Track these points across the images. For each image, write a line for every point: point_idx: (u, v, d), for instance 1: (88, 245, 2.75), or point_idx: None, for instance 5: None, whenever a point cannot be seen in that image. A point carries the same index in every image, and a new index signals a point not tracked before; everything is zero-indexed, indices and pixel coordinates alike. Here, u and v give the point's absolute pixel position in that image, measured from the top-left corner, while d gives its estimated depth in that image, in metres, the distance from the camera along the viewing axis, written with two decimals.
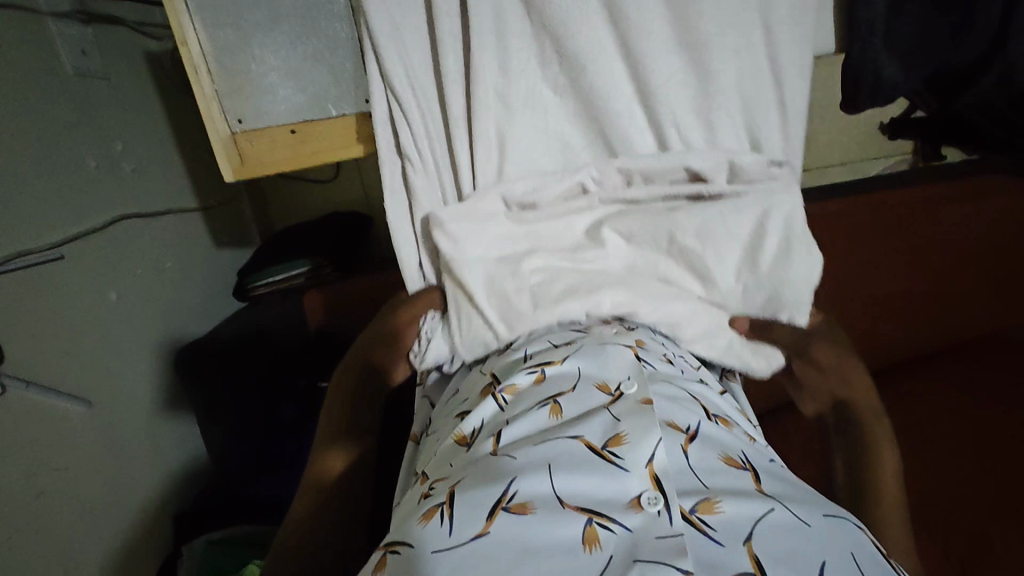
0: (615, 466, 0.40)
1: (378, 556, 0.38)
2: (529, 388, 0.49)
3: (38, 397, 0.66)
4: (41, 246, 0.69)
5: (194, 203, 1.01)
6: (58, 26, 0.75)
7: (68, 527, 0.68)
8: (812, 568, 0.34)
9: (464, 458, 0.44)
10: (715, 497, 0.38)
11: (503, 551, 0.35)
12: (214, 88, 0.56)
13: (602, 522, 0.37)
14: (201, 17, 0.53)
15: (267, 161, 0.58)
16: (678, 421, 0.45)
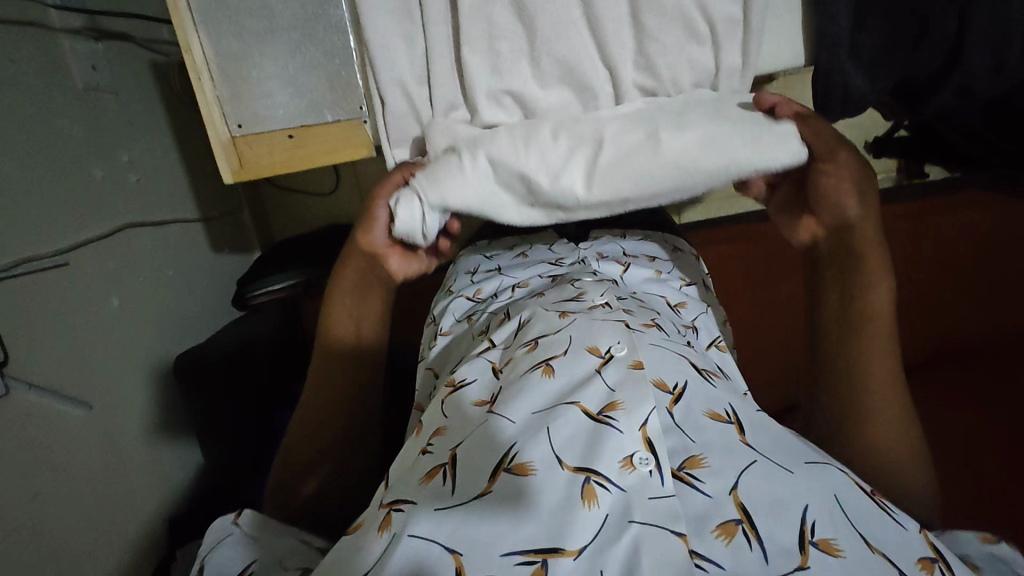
0: (608, 427, 0.42)
1: (383, 514, 0.41)
2: (523, 356, 0.53)
3: (39, 398, 0.67)
4: (47, 252, 0.71)
5: (196, 213, 1.03)
6: (68, 42, 0.78)
7: (68, 527, 0.69)
8: (794, 513, 0.37)
9: (463, 419, 0.48)
10: (700, 454, 0.41)
11: (501, 513, 0.37)
12: (216, 93, 0.59)
13: (599, 481, 0.39)
14: (203, 25, 0.57)
15: (265, 164, 0.62)
16: (665, 380, 0.47)
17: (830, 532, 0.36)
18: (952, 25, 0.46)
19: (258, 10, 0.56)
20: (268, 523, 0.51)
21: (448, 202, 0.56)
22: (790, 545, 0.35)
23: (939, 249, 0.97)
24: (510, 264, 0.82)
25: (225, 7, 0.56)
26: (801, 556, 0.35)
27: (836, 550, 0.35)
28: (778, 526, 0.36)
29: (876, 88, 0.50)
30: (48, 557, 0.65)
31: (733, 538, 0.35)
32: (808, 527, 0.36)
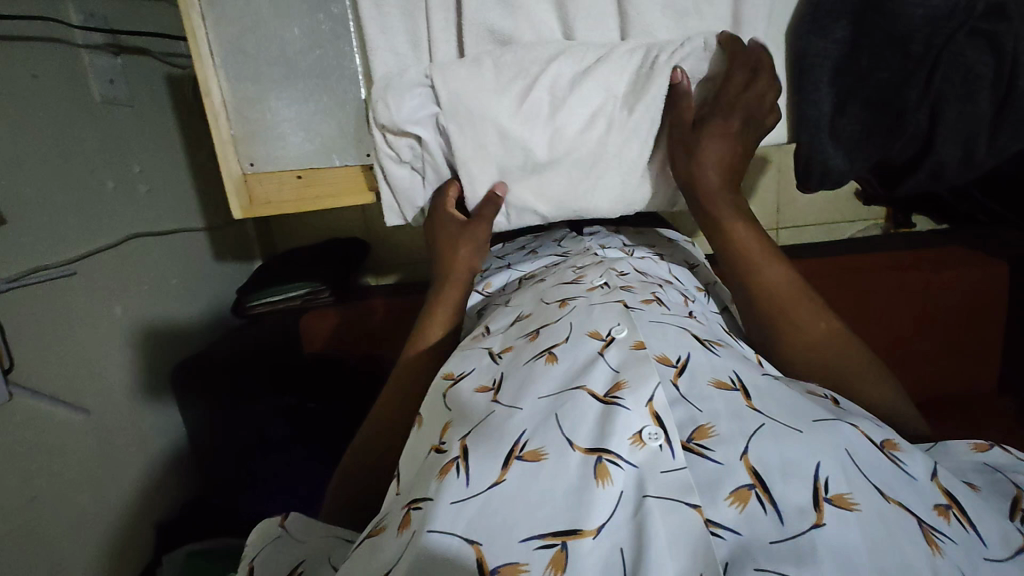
0: (617, 406, 0.45)
1: (402, 514, 0.43)
2: (524, 344, 0.56)
3: (43, 403, 0.69)
4: (57, 262, 0.73)
5: (201, 224, 1.06)
6: (88, 57, 0.81)
7: (62, 529, 0.71)
8: (808, 472, 0.40)
9: (465, 409, 0.50)
10: (708, 424, 0.43)
11: (521, 493, 0.40)
12: (232, 133, 0.64)
13: (610, 459, 0.41)
14: (224, 72, 0.61)
15: (274, 200, 0.67)
16: (669, 355, 0.51)
17: (843, 487, 0.39)
18: (925, 123, 0.57)
19: (278, 62, 0.61)
20: (312, 527, 0.51)
21: (447, 83, 0.60)
22: (807, 503, 0.38)
23: (950, 297, 0.96)
24: (520, 259, 0.83)
25: (246, 57, 0.61)
26: (816, 513, 0.37)
27: (850, 504, 0.38)
28: (791, 486, 0.39)
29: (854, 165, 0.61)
30: (41, 560, 0.67)
31: (747, 503, 0.38)
32: (822, 484, 0.39)
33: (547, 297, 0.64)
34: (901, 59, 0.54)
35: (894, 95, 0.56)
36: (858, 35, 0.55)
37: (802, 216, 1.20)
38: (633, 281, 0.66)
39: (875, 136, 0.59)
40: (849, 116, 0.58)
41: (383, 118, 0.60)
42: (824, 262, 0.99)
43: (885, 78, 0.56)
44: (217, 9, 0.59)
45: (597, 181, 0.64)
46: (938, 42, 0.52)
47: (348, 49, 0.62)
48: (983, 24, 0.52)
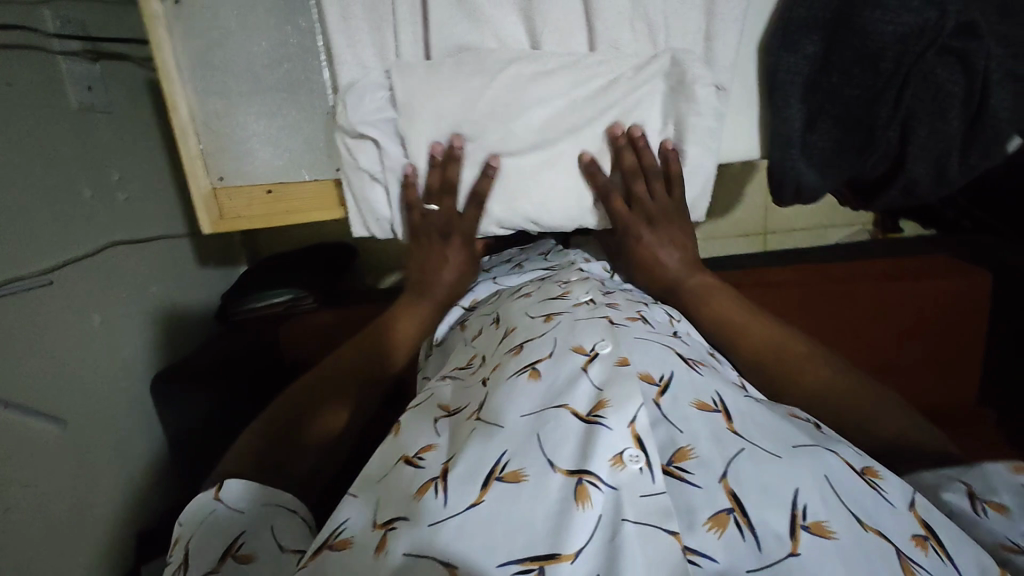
0: (598, 425, 0.43)
1: (378, 535, 0.41)
2: (508, 361, 0.54)
3: (18, 417, 0.69)
4: (33, 271, 0.72)
5: (183, 229, 1.06)
6: (65, 64, 0.80)
7: (38, 545, 0.70)
8: (784, 499, 0.39)
9: (451, 435, 0.49)
10: (688, 446, 0.43)
11: (497, 518, 0.39)
12: (199, 147, 0.65)
13: (591, 481, 0.40)
14: (190, 86, 0.64)
15: (242, 214, 0.68)
16: (652, 373, 0.49)
17: (822, 514, 0.39)
18: (895, 140, 0.63)
19: (247, 76, 0.64)
20: (252, 495, 0.51)
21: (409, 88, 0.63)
22: (781, 528, 0.38)
23: (940, 310, 0.95)
24: (504, 273, 0.81)
25: (213, 73, 0.63)
26: (792, 542, 0.37)
27: (827, 532, 0.38)
28: (770, 510, 0.39)
29: (827, 180, 0.66)
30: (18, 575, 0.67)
31: (725, 529, 0.38)
32: (800, 511, 0.39)
33: (531, 311, 0.63)
34: (872, 78, 0.60)
35: (861, 114, 0.62)
36: (829, 53, 0.61)
37: (789, 222, 1.20)
38: (619, 299, 0.65)
39: (844, 153, 0.65)
40: (820, 132, 0.64)
41: (342, 122, 0.64)
42: (813, 269, 1.01)
43: (855, 94, 0.61)
44: (183, 23, 0.61)
45: (553, 189, 0.68)
46: (908, 60, 0.58)
47: (317, 64, 0.65)
48: (955, 42, 0.57)
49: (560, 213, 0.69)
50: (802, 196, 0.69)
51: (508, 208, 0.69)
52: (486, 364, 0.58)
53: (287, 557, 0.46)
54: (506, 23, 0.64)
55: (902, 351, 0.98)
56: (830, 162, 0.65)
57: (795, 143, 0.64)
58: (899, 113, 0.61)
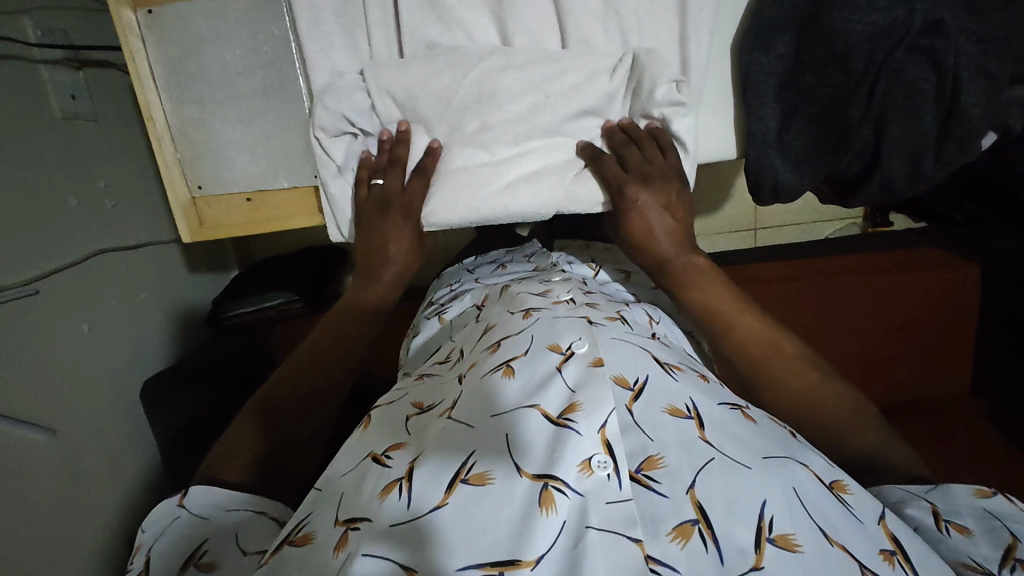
0: (568, 429, 0.44)
1: (338, 532, 0.42)
2: (484, 359, 0.55)
3: (8, 427, 0.69)
4: (19, 281, 0.72)
5: (172, 235, 1.06)
6: (48, 73, 0.80)
7: (30, 555, 0.70)
8: (752, 511, 0.40)
9: (420, 432, 0.49)
10: (658, 454, 0.43)
11: (461, 521, 0.39)
12: (178, 156, 0.70)
13: (557, 486, 0.41)
14: (165, 96, 0.68)
15: (222, 221, 0.73)
16: (626, 376, 0.49)
17: (788, 527, 0.39)
18: (869, 137, 0.63)
19: (220, 84, 0.67)
20: (215, 499, 0.53)
21: (386, 87, 0.66)
22: (747, 543, 0.38)
23: (930, 304, 0.96)
24: (489, 274, 0.81)
25: (186, 84, 0.68)
26: (756, 555, 0.38)
27: (793, 545, 0.38)
28: (734, 523, 0.39)
29: (804, 179, 0.66)
30: None
31: (689, 539, 0.38)
32: (766, 523, 0.39)
33: (511, 309, 0.63)
34: (844, 75, 0.60)
35: (835, 111, 0.62)
36: (800, 52, 0.61)
37: (779, 218, 1.20)
38: (598, 298, 0.65)
39: (819, 151, 0.64)
40: (795, 128, 0.64)
41: (314, 121, 0.66)
42: (804, 262, 1.01)
43: (828, 92, 0.62)
44: (155, 32, 0.65)
45: (516, 178, 0.68)
46: (877, 58, 0.58)
47: (291, 73, 0.67)
48: (923, 40, 0.58)
49: (528, 197, 0.67)
50: (780, 194, 0.69)
51: (474, 198, 0.68)
52: (465, 360, 0.58)
53: (249, 559, 0.48)
54: (480, 28, 0.66)
55: (894, 345, 0.98)
56: (806, 159, 0.65)
57: (769, 142, 0.64)
58: (872, 112, 0.61)
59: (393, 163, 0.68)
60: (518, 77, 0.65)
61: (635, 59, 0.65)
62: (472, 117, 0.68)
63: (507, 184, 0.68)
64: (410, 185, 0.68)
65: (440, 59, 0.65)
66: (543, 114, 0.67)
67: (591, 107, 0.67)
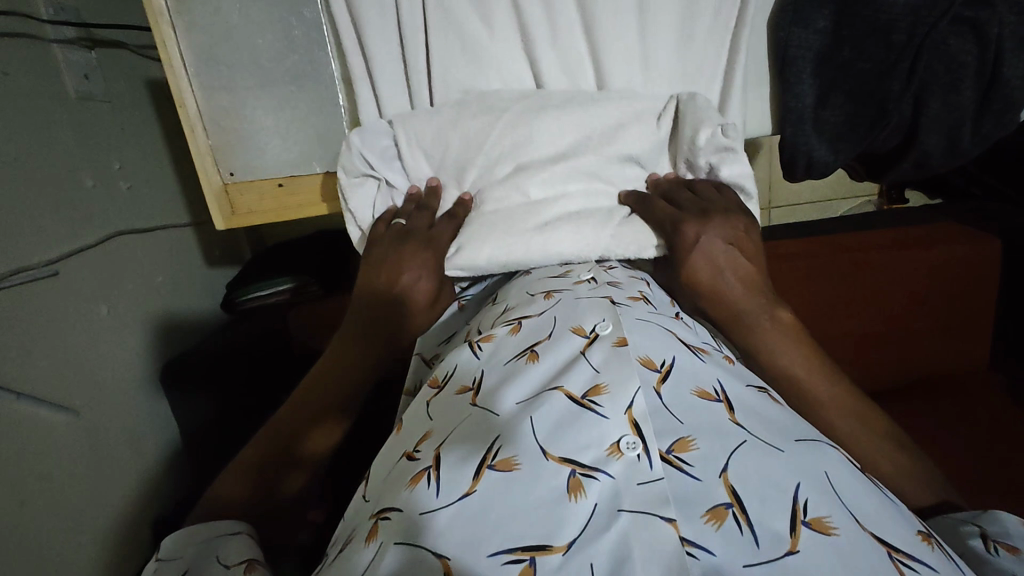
0: (594, 413, 0.44)
1: (370, 524, 0.44)
2: (506, 338, 0.54)
3: (32, 407, 0.69)
4: (39, 262, 0.72)
5: (186, 218, 1.06)
6: (62, 52, 0.79)
7: (57, 532, 0.71)
8: (786, 496, 0.39)
9: (444, 416, 0.49)
10: (689, 436, 0.42)
11: (491, 508, 0.39)
12: (209, 144, 0.70)
13: (584, 473, 0.41)
14: (197, 80, 0.68)
15: (254, 210, 0.73)
16: (652, 358, 0.49)
17: (822, 510, 0.38)
18: (908, 111, 0.66)
19: (252, 70, 0.69)
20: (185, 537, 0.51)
21: (417, 137, 0.70)
22: (782, 526, 0.37)
23: (942, 279, 0.96)
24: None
25: (217, 67, 0.68)
26: (792, 538, 0.37)
27: (828, 529, 0.37)
28: (769, 508, 0.38)
29: (838, 156, 0.69)
30: (39, 563, 0.68)
31: (723, 522, 0.37)
32: (800, 506, 0.38)
33: (530, 288, 0.62)
34: (885, 50, 0.63)
35: (874, 88, 0.65)
36: (839, 27, 0.63)
37: (795, 196, 1.20)
38: (621, 276, 0.62)
39: (855, 127, 0.67)
40: (831, 106, 0.66)
41: (342, 166, 0.68)
42: (817, 241, 1.01)
43: (866, 67, 0.64)
44: (186, 18, 0.65)
45: (554, 221, 0.63)
46: (920, 31, 0.62)
47: (322, 54, 0.71)
48: (967, 13, 0.61)
49: (569, 244, 0.61)
50: (813, 172, 0.71)
51: (507, 239, 0.62)
52: (481, 335, 0.58)
53: (234, 571, 0.45)
54: (511, 65, 0.71)
55: (909, 319, 0.98)
56: (842, 136, 0.68)
57: (806, 118, 0.66)
58: (912, 87, 0.64)
59: (422, 210, 0.68)
60: (553, 110, 0.68)
61: (679, 105, 0.68)
62: (506, 161, 0.66)
63: (546, 228, 0.62)
64: (437, 228, 0.66)
65: (473, 105, 0.69)
66: (583, 155, 0.66)
67: (635, 154, 0.68)
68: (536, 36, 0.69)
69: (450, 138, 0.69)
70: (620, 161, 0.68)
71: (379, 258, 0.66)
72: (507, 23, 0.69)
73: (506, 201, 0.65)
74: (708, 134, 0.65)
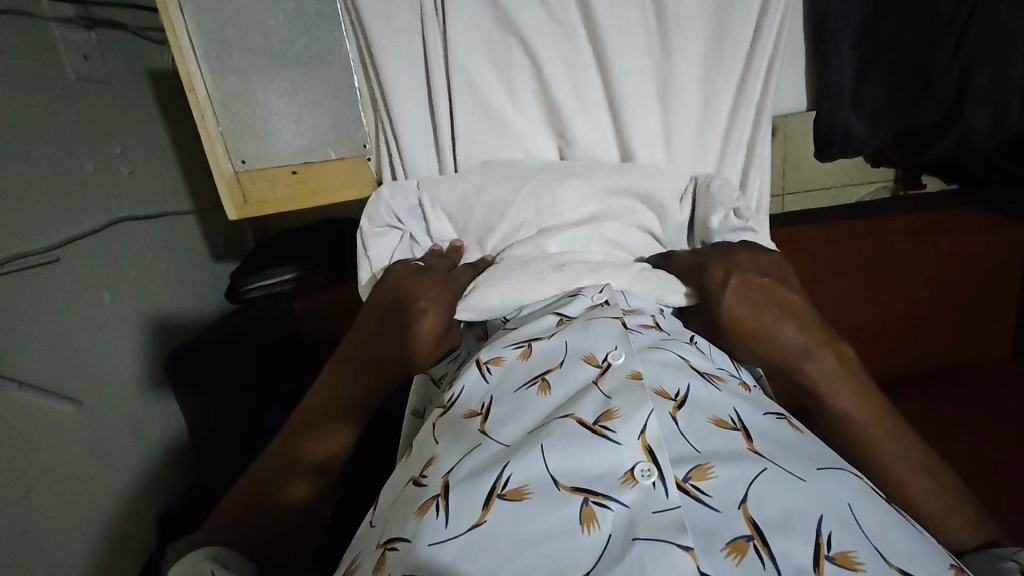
0: (606, 438, 0.42)
1: (378, 554, 0.41)
2: (517, 363, 0.51)
3: (35, 397, 0.67)
4: (39, 247, 0.70)
5: (188, 206, 1.03)
6: (61, 32, 0.77)
7: (60, 525, 0.69)
8: (807, 527, 0.37)
9: (453, 439, 0.46)
10: (708, 464, 0.41)
11: (501, 539, 0.37)
12: (220, 130, 0.68)
13: (598, 501, 0.39)
14: (206, 63, 0.65)
15: (267, 198, 0.71)
16: (667, 388, 0.47)
17: (847, 544, 0.36)
18: (953, 85, 0.67)
19: (263, 53, 0.67)
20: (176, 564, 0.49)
21: (441, 198, 0.70)
22: (805, 559, 0.36)
23: (959, 266, 0.94)
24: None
25: (227, 48, 0.65)
26: (816, 573, 0.35)
27: (854, 563, 0.35)
28: (789, 540, 0.37)
29: (877, 133, 0.70)
30: (38, 557, 0.66)
31: (744, 555, 0.36)
32: (824, 539, 0.37)
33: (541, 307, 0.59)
34: (929, 22, 0.64)
35: (919, 62, 0.66)
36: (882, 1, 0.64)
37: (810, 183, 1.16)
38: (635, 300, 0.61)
39: (896, 104, 0.68)
40: (871, 82, 0.67)
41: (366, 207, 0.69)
42: (836, 231, 0.98)
43: (912, 40, 0.65)
44: None
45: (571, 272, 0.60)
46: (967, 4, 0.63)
47: (337, 35, 0.68)
48: None
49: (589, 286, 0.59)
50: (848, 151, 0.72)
51: (521, 283, 0.59)
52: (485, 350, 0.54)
53: None
54: (536, 141, 0.72)
55: (927, 310, 0.96)
56: (881, 113, 0.69)
57: (843, 93, 0.68)
58: (959, 56, 0.65)
59: (444, 260, 0.68)
60: (578, 179, 0.67)
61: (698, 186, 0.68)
62: (529, 227, 0.66)
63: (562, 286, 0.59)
64: (456, 272, 0.65)
65: (497, 172, 0.69)
66: (607, 222, 0.66)
67: (655, 229, 0.68)
68: (561, 79, 0.69)
69: (475, 205, 0.69)
70: (640, 228, 0.68)
71: (390, 290, 0.63)
72: (533, 103, 0.71)
73: (525, 258, 0.63)
74: (723, 218, 0.65)
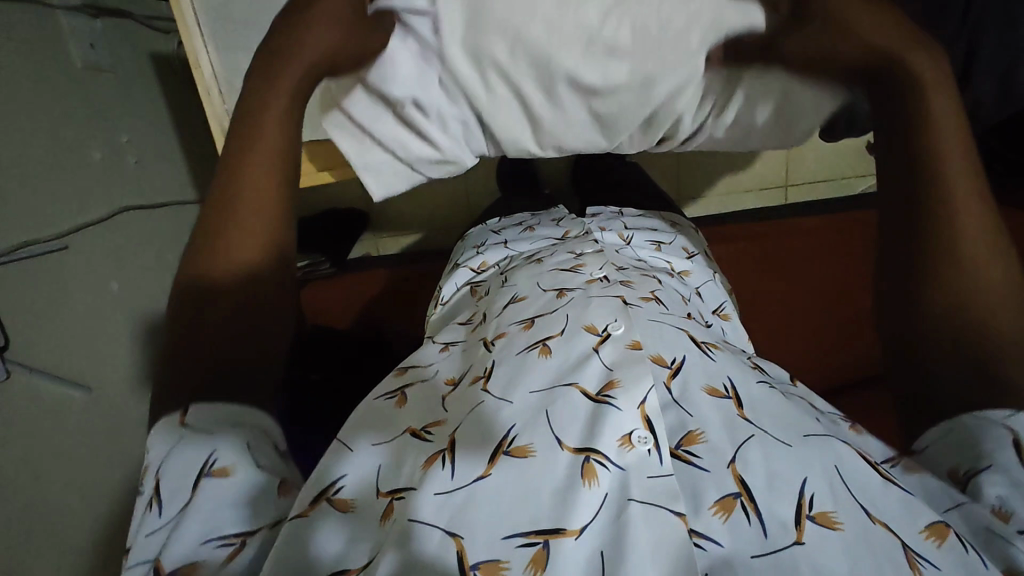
0: (607, 405, 0.40)
1: (384, 504, 0.37)
2: (518, 334, 0.50)
3: (45, 383, 0.68)
4: (47, 236, 0.71)
5: (195, 194, 1.04)
6: (67, 20, 0.77)
7: (72, 509, 0.70)
8: (790, 485, 0.35)
9: (461, 404, 0.44)
10: (698, 429, 0.39)
11: (500, 498, 0.35)
12: (226, 107, 0.70)
13: (599, 459, 0.37)
14: (210, 41, 0.67)
15: None
16: (664, 355, 0.45)
17: (828, 504, 0.34)
18: None
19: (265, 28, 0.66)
20: (219, 414, 0.38)
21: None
22: (785, 516, 0.34)
23: None
24: (516, 237, 0.78)
25: (230, 25, 0.66)
26: (796, 530, 0.33)
27: (834, 523, 0.33)
28: (775, 497, 0.35)
29: None
30: (50, 539, 0.67)
31: (731, 514, 0.34)
32: (805, 500, 0.35)
33: (542, 284, 0.58)
34: None
35: None
36: None
37: (817, 171, 1.15)
38: (631, 275, 0.61)
39: None
40: None
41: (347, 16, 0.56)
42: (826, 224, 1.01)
43: None
44: None
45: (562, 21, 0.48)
46: None
47: None
48: None
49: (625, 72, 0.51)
50: None
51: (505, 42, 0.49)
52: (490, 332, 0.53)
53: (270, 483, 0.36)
54: None
55: None
56: None
57: None
58: None
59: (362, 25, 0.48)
60: None
61: None
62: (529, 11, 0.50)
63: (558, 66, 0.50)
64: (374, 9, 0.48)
65: None
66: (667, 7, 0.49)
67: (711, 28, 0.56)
68: None
69: None
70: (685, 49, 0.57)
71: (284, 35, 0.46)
72: None
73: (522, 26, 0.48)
74: None
